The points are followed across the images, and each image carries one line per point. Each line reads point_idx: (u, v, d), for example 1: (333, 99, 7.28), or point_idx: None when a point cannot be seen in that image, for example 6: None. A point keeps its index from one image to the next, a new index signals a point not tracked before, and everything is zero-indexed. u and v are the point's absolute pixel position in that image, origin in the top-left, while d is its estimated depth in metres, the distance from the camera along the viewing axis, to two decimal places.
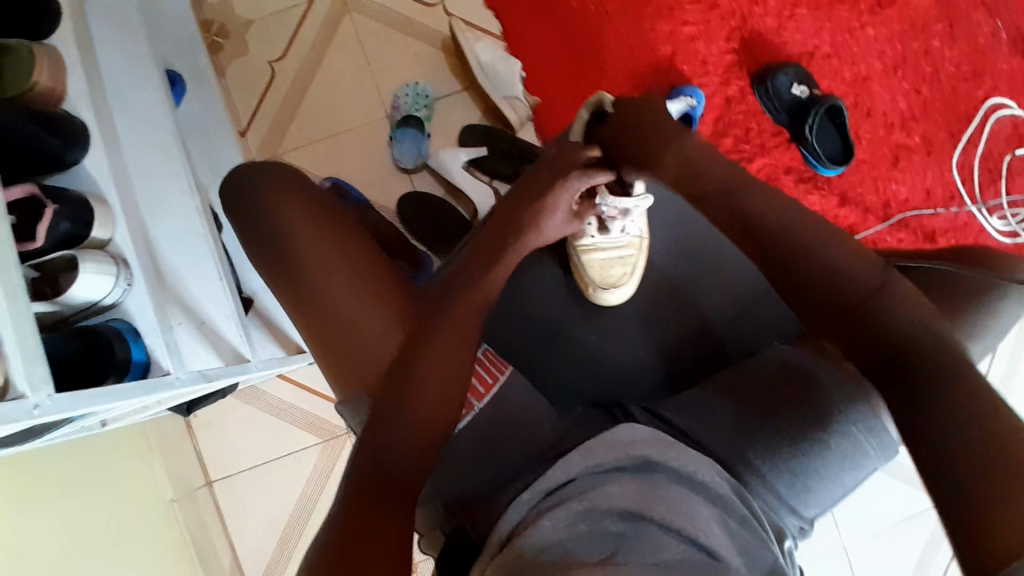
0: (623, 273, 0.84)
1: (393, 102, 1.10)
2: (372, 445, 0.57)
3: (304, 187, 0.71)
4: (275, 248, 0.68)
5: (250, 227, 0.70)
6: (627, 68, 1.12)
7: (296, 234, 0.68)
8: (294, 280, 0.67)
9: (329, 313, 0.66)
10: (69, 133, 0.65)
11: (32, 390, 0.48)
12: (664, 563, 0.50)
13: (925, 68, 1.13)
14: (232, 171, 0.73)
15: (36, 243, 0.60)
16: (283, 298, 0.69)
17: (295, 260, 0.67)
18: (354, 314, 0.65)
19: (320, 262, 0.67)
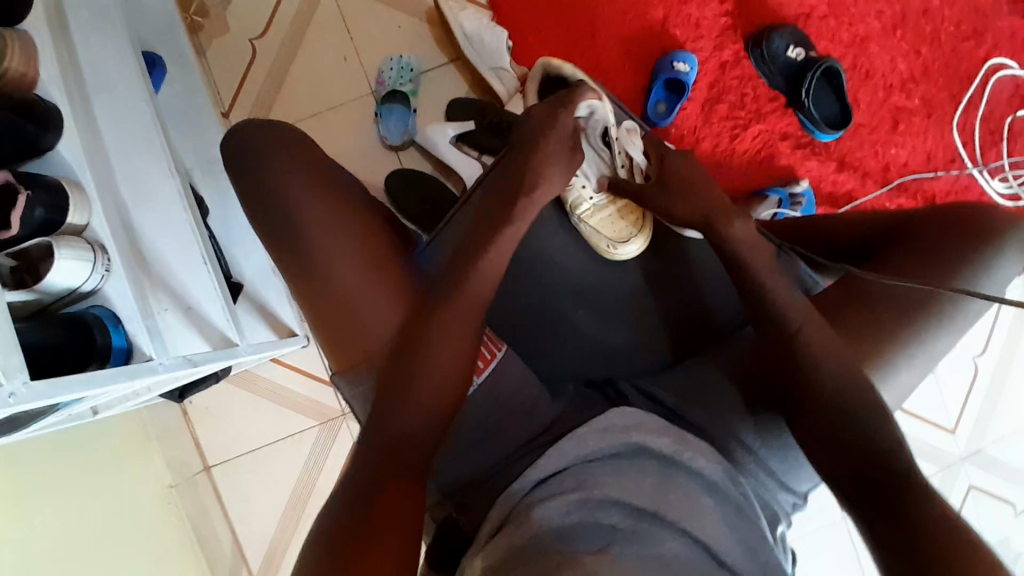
0: (634, 222, 0.82)
1: (378, 78, 1.08)
2: (392, 416, 0.58)
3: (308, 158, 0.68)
4: (280, 220, 0.66)
5: (252, 199, 0.67)
6: (616, 36, 1.09)
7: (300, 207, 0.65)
8: (300, 253, 0.65)
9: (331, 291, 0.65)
10: (43, 117, 0.63)
11: (7, 378, 0.47)
12: (665, 557, 0.48)
13: (925, 28, 1.09)
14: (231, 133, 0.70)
15: (11, 231, 0.59)
16: (286, 271, 0.67)
17: (303, 232, 0.65)
18: (359, 293, 0.65)
19: (323, 237, 0.65)
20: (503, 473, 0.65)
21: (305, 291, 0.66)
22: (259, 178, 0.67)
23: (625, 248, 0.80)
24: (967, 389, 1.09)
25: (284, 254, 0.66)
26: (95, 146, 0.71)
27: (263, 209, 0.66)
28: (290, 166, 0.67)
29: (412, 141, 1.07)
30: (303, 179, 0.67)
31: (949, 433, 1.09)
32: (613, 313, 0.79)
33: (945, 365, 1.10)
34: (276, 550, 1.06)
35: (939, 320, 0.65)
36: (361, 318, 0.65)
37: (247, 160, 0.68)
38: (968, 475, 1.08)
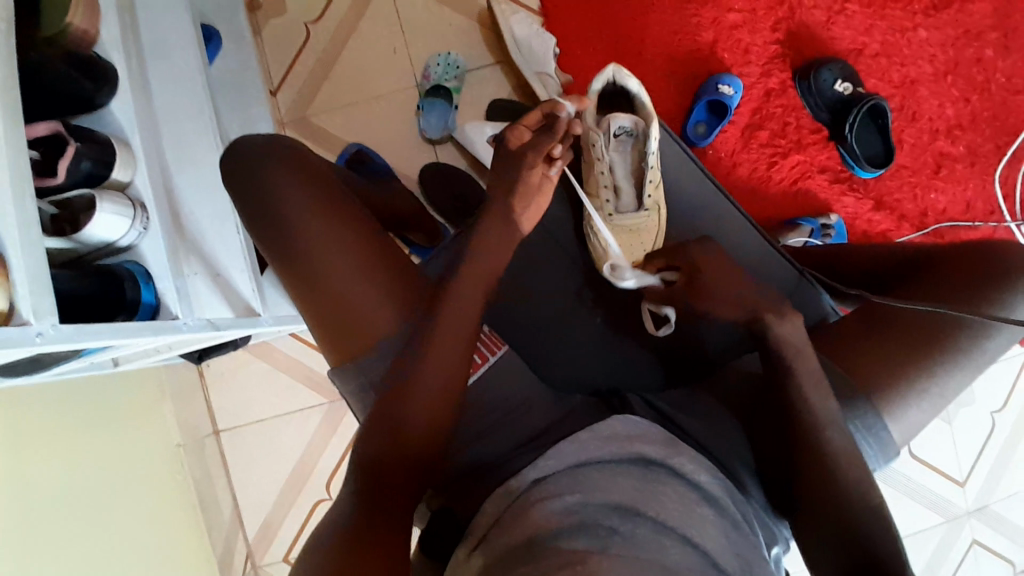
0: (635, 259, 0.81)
1: (424, 71, 1.10)
2: (391, 430, 0.59)
3: (298, 165, 0.68)
4: (279, 224, 0.66)
5: (251, 199, 0.67)
6: (663, 53, 1.09)
7: (306, 224, 0.65)
8: (298, 257, 0.65)
9: (336, 304, 0.64)
10: (101, 76, 0.66)
11: (37, 318, 0.50)
12: (662, 565, 0.48)
13: (976, 77, 1.07)
14: (241, 141, 0.71)
15: (58, 179, 0.62)
16: (283, 270, 0.66)
17: (298, 240, 0.65)
18: (366, 308, 0.64)
19: (324, 245, 0.65)
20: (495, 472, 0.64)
21: (307, 292, 0.65)
22: (261, 185, 0.67)
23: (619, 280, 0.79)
24: (985, 444, 1.06)
25: (291, 268, 0.65)
26: (146, 109, 0.74)
27: (263, 212, 0.66)
28: (300, 184, 0.67)
29: (450, 135, 1.08)
30: (307, 189, 0.67)
31: (958, 487, 1.06)
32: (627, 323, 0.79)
33: (960, 416, 1.07)
34: (274, 520, 1.08)
35: (955, 364, 0.64)
36: (368, 331, 0.64)
37: (246, 166, 0.69)
38: (973, 530, 1.05)
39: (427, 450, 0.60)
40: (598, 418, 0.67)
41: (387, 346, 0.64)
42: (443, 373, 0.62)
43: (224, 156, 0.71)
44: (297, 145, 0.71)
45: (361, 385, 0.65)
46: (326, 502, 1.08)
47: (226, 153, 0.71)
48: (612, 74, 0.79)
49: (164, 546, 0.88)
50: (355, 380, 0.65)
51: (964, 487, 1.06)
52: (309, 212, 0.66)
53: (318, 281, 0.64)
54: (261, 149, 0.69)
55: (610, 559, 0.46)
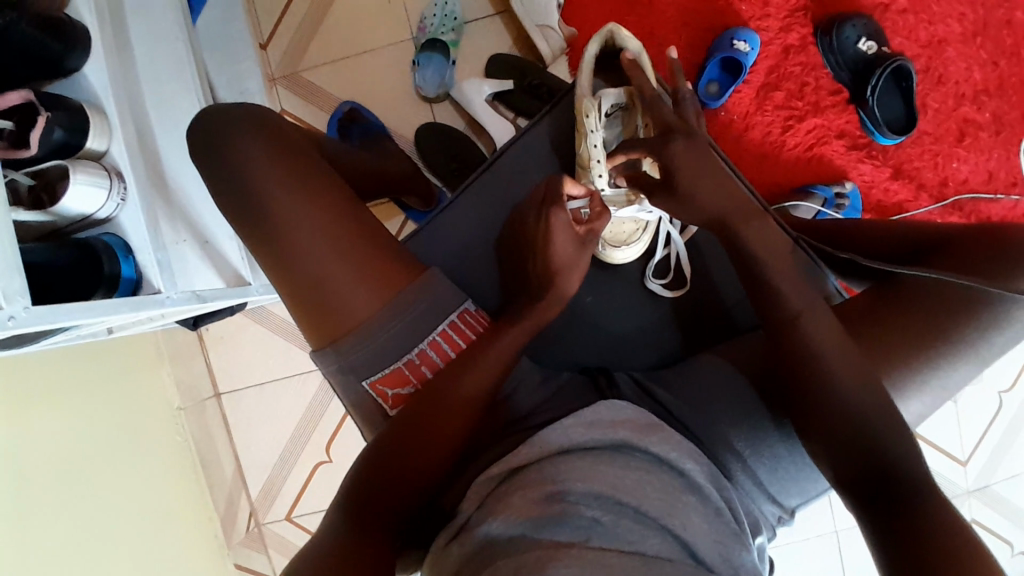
0: (634, 229, 0.77)
1: (419, 24, 1.04)
2: (411, 437, 0.59)
3: (280, 141, 0.66)
4: (260, 203, 0.64)
5: (227, 175, 0.65)
6: (675, 5, 1.02)
7: (280, 201, 0.63)
8: (279, 236, 0.63)
9: (310, 281, 0.63)
10: (72, 38, 0.62)
11: (8, 301, 0.48)
12: (642, 552, 0.47)
13: (1005, 40, 1.00)
14: (210, 110, 0.67)
15: (30, 151, 0.59)
16: (263, 249, 0.64)
17: (280, 220, 0.63)
18: (342, 287, 0.63)
19: (305, 224, 0.63)
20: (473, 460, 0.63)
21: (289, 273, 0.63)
22: (239, 162, 0.64)
23: (624, 256, 0.76)
24: (988, 423, 1.04)
25: (269, 244, 0.64)
26: (121, 70, 0.70)
27: (242, 188, 0.64)
28: (270, 158, 0.65)
29: (447, 94, 1.03)
30: (286, 165, 0.64)
31: (959, 466, 1.05)
32: (623, 300, 0.77)
33: (967, 394, 1.05)
34: (274, 480, 1.10)
35: (958, 352, 0.62)
36: (346, 311, 0.63)
37: (219, 138, 0.66)
38: (972, 510, 1.05)
39: (443, 456, 0.59)
40: (584, 402, 0.65)
41: (368, 325, 0.63)
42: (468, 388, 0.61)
43: (193, 126, 0.68)
44: (273, 115, 0.69)
45: (342, 367, 0.63)
46: (324, 464, 1.10)
47: (193, 126, 0.68)
48: (608, 34, 0.75)
49: (165, 507, 0.90)
50: (337, 363, 0.63)
51: (964, 466, 1.05)
52: (285, 189, 0.64)
53: (295, 260, 0.63)
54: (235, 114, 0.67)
55: (591, 549, 0.46)
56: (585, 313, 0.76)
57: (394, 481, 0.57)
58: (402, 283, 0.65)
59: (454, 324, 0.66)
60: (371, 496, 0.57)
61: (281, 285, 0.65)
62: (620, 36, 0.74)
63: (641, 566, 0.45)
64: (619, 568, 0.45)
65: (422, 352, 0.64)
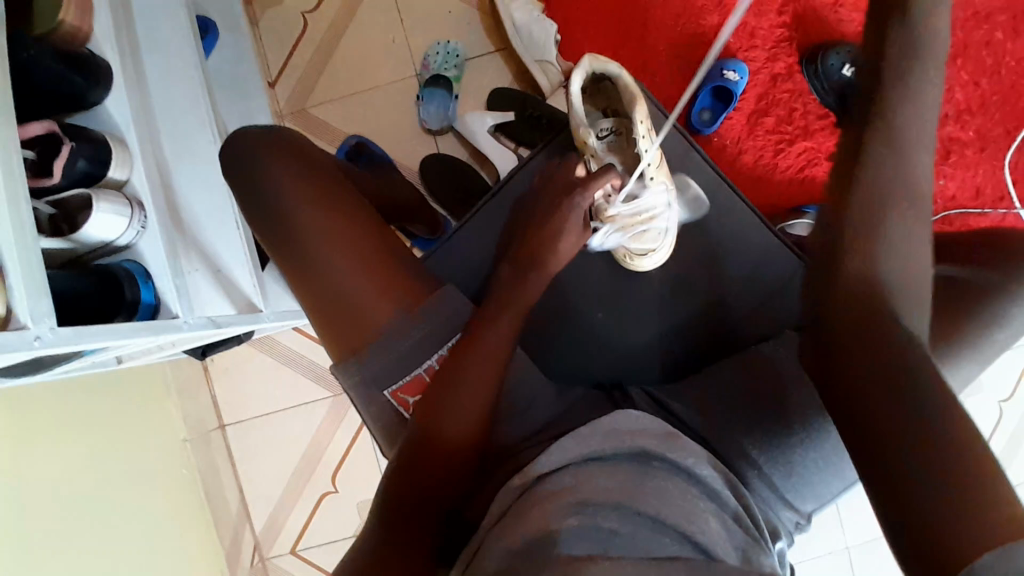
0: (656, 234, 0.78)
1: (423, 60, 1.08)
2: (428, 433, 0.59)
3: (307, 160, 0.71)
4: (283, 216, 0.68)
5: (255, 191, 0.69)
6: (666, 38, 1.07)
7: (307, 216, 0.67)
8: (302, 249, 0.67)
9: (331, 293, 0.66)
10: (96, 74, 0.65)
11: (34, 322, 0.49)
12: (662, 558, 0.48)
13: (985, 61, 1.05)
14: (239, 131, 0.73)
15: (53, 179, 0.61)
16: (287, 261, 0.68)
17: (302, 233, 0.67)
18: (365, 297, 0.66)
19: (326, 237, 0.67)
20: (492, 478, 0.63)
21: (311, 284, 0.67)
22: (264, 179, 0.69)
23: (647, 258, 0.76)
24: (993, 433, 1.05)
25: (296, 260, 0.67)
26: (140, 105, 0.72)
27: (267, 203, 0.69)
28: (297, 175, 0.69)
29: (450, 126, 1.07)
30: (309, 180, 0.69)
31: None
32: (631, 315, 0.78)
33: (970, 405, 1.06)
34: (279, 513, 1.09)
35: (965, 353, 0.63)
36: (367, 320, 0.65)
37: (248, 158, 0.70)
38: None
39: (462, 459, 0.60)
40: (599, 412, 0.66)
41: (384, 333, 0.65)
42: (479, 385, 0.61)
43: (225, 150, 0.73)
44: (299, 136, 0.73)
45: (362, 378, 0.65)
46: (331, 495, 1.09)
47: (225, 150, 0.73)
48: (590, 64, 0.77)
49: (171, 542, 0.88)
50: (358, 372, 0.65)
51: None
52: (310, 203, 0.68)
53: (317, 271, 0.67)
54: (258, 139, 0.71)
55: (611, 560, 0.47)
56: (595, 329, 0.78)
57: (419, 487, 0.58)
58: (417, 293, 0.67)
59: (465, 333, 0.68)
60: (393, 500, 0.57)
61: (305, 298, 0.68)
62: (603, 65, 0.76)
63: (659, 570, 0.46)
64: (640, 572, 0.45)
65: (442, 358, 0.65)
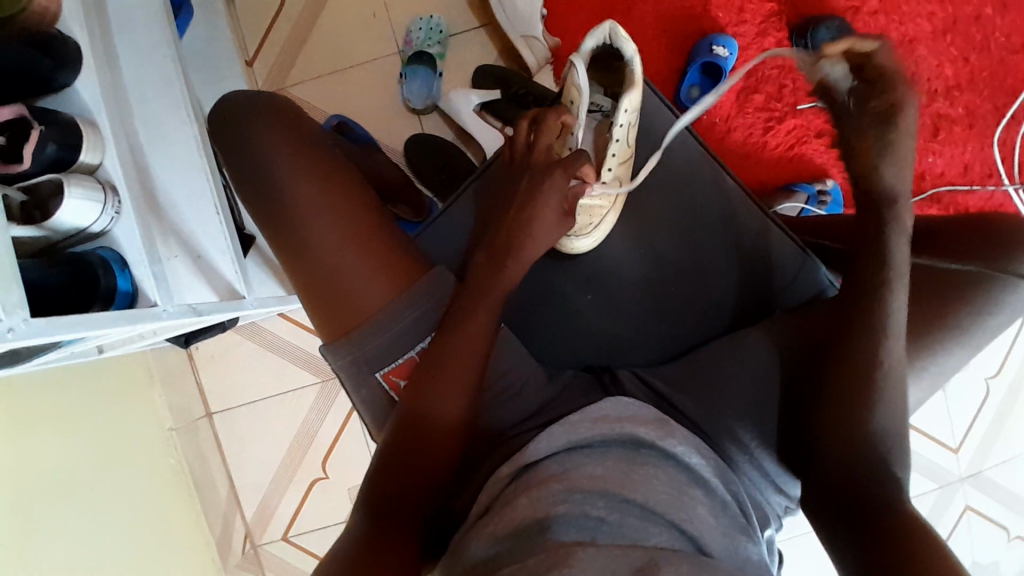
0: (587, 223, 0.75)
1: (405, 37, 1.05)
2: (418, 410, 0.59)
3: (298, 127, 0.68)
4: (270, 191, 0.66)
5: (243, 165, 0.67)
6: (654, 14, 1.05)
7: (296, 192, 0.66)
8: (291, 225, 0.65)
9: (323, 270, 0.65)
10: (63, 53, 0.62)
11: (6, 313, 0.47)
12: (649, 546, 0.47)
13: (975, 35, 1.04)
14: (229, 99, 0.70)
15: (23, 165, 0.59)
16: (276, 237, 0.67)
17: (289, 207, 0.66)
18: (357, 273, 0.65)
19: (315, 211, 0.65)
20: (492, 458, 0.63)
21: (301, 261, 0.66)
22: (252, 154, 0.67)
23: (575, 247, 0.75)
24: (977, 410, 1.07)
25: (285, 240, 0.66)
26: (111, 85, 0.70)
27: (255, 177, 0.67)
28: (286, 147, 0.67)
29: (434, 105, 1.04)
30: (297, 152, 0.67)
31: (951, 453, 1.07)
32: (621, 299, 0.77)
33: (955, 383, 1.07)
34: (270, 500, 1.08)
35: (954, 337, 0.63)
36: (360, 304, 0.65)
37: (234, 128, 0.68)
38: (966, 496, 1.06)
39: (453, 442, 0.59)
40: (589, 400, 0.65)
41: (379, 311, 0.64)
42: (463, 364, 0.61)
43: (211, 118, 0.71)
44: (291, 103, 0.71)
45: (355, 359, 0.64)
46: (322, 481, 1.08)
47: (213, 117, 0.71)
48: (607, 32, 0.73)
49: (161, 531, 0.88)
50: (349, 355, 0.64)
51: (957, 454, 1.07)
52: (300, 179, 0.66)
53: (307, 247, 0.65)
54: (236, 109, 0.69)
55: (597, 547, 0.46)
56: (583, 313, 0.77)
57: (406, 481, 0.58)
58: (410, 271, 0.66)
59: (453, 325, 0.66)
60: (385, 477, 0.57)
61: (294, 273, 0.67)
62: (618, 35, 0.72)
63: (651, 558, 0.46)
64: (622, 562, 0.45)
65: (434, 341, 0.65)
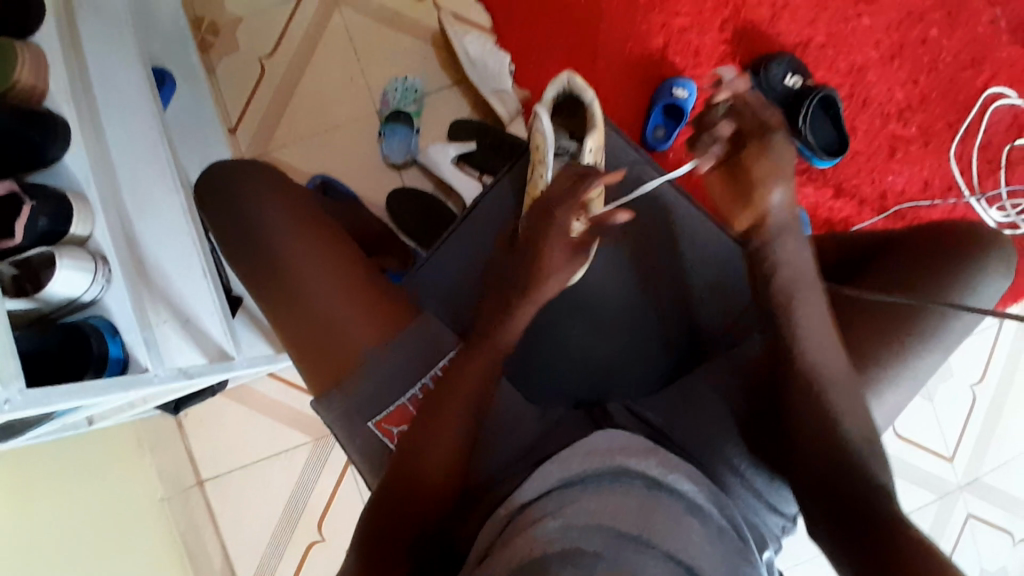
0: None
1: (382, 98, 1.10)
2: (413, 456, 0.61)
3: (286, 188, 0.72)
4: (260, 252, 0.69)
5: (235, 230, 0.70)
6: (617, 61, 1.11)
7: (286, 250, 0.68)
8: (281, 282, 0.68)
9: (314, 324, 0.67)
10: (52, 131, 0.64)
11: (2, 384, 0.47)
12: None
13: (923, 58, 1.11)
14: (218, 165, 0.73)
15: (14, 240, 0.60)
16: (267, 295, 0.69)
17: (280, 265, 0.68)
18: (348, 324, 0.66)
19: (304, 266, 0.68)
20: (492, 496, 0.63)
21: (292, 316, 0.67)
22: (243, 217, 0.70)
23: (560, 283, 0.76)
24: (966, 418, 1.09)
25: (273, 296, 0.68)
26: (99, 159, 0.72)
27: (245, 240, 0.70)
28: (276, 208, 0.70)
29: (413, 159, 1.08)
30: (286, 211, 0.70)
31: (946, 461, 1.08)
32: (607, 331, 0.79)
33: (941, 392, 1.09)
34: (266, 566, 1.05)
35: (929, 343, 0.65)
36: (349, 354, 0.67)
37: (226, 195, 0.71)
38: (966, 504, 1.07)
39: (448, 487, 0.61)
40: (584, 432, 0.66)
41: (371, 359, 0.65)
42: (459, 409, 0.62)
43: (202, 185, 0.74)
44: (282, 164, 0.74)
45: (347, 410, 0.65)
46: (319, 542, 1.06)
47: (203, 184, 0.74)
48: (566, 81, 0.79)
49: None
50: (341, 405, 0.65)
51: (952, 463, 1.08)
52: (289, 237, 0.69)
53: (298, 302, 0.67)
54: (223, 173, 0.72)
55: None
56: (572, 347, 0.78)
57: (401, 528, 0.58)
58: (400, 317, 0.68)
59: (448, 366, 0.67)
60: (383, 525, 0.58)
61: (285, 330, 0.68)
62: (576, 83, 0.79)
63: None
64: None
65: (424, 386, 0.66)
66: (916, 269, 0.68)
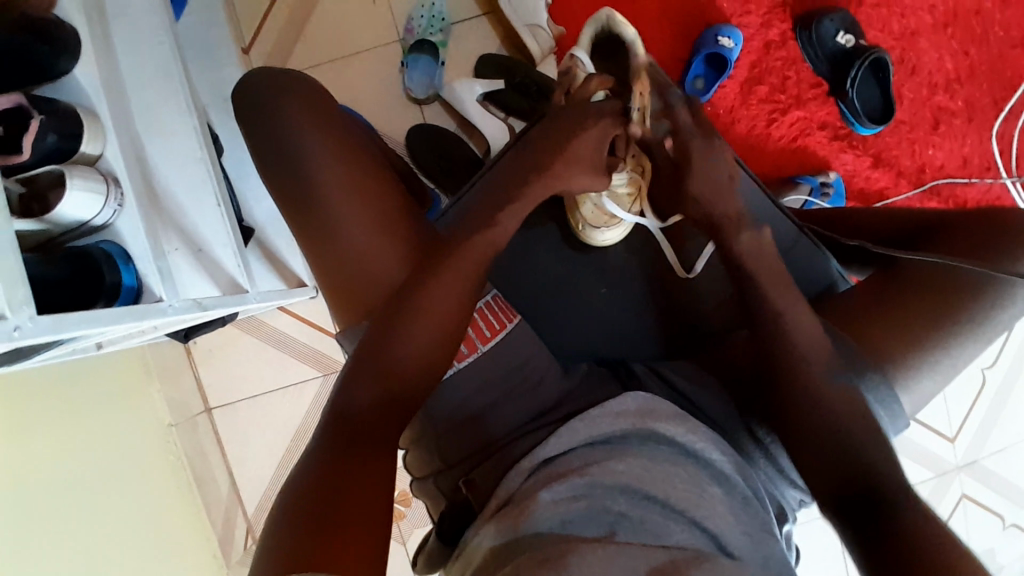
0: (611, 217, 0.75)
1: (407, 26, 1.04)
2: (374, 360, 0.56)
3: (323, 106, 0.67)
4: (293, 175, 0.65)
5: (267, 149, 0.66)
6: (657, 4, 1.04)
7: (324, 175, 0.65)
8: (306, 211, 0.65)
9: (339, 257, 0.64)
10: (61, 40, 0.59)
11: (12, 311, 0.45)
12: (670, 547, 0.47)
13: (975, 29, 1.04)
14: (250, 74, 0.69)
15: (22, 156, 0.57)
16: (294, 223, 0.66)
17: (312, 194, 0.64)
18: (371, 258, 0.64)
19: (337, 196, 0.64)
20: (509, 449, 0.61)
21: (318, 246, 0.65)
22: (268, 131, 0.66)
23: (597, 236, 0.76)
24: (973, 400, 1.09)
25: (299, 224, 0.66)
26: (111, 74, 0.67)
27: (273, 155, 0.66)
28: (315, 130, 0.66)
29: (436, 95, 1.03)
30: (317, 130, 0.66)
31: (948, 441, 1.09)
32: (633, 291, 0.76)
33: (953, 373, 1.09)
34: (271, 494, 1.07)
35: (966, 327, 0.63)
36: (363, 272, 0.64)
37: (258, 111, 0.67)
38: (962, 484, 1.08)
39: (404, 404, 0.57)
40: (604, 394, 0.64)
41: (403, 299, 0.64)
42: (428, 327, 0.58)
43: (235, 99, 0.70)
44: (314, 85, 0.69)
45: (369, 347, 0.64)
46: None
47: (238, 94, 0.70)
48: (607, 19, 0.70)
49: (159, 530, 0.86)
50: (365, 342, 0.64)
51: (953, 443, 1.09)
52: (325, 161, 0.65)
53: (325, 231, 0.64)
54: (260, 86, 0.68)
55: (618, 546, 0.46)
56: (594, 305, 0.77)
57: (366, 406, 0.54)
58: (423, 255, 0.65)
59: (486, 304, 0.67)
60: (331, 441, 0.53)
61: (310, 257, 0.66)
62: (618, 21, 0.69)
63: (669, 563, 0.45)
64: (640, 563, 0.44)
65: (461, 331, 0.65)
66: (966, 249, 0.65)
